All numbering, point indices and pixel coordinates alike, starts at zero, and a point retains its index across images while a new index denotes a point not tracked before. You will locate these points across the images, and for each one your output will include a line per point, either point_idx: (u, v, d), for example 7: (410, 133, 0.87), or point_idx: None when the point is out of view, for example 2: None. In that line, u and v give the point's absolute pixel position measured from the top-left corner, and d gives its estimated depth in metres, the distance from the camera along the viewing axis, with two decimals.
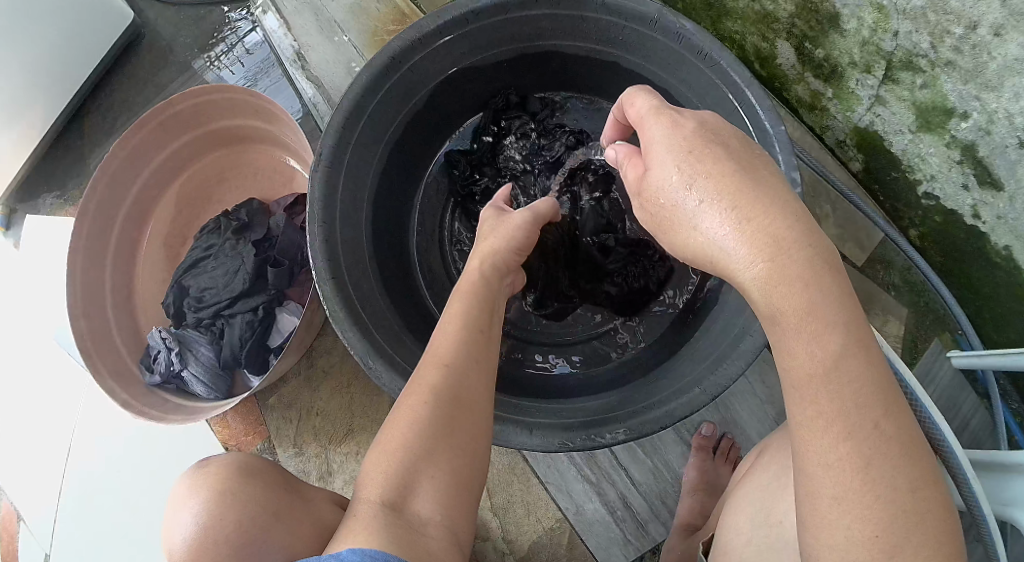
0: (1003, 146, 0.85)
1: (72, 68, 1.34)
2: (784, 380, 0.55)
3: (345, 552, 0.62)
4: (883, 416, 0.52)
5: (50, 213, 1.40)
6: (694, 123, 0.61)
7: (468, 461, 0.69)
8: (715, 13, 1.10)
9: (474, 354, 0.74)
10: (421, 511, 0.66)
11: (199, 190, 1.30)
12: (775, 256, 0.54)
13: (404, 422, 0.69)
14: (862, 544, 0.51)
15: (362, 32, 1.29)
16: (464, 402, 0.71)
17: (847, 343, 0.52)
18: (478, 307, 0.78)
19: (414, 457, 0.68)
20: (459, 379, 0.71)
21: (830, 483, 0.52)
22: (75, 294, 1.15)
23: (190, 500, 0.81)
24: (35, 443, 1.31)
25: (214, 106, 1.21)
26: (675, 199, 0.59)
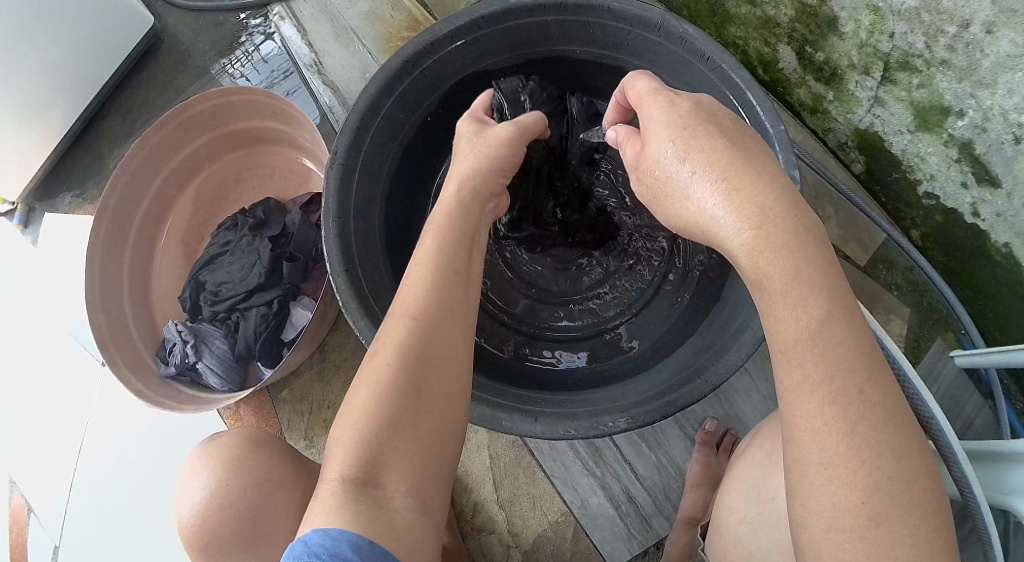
0: (1000, 143, 0.87)
1: (94, 70, 1.39)
2: (772, 347, 0.59)
3: (308, 535, 0.62)
4: (868, 383, 0.55)
5: (68, 212, 1.44)
6: (690, 103, 0.66)
7: (435, 428, 0.67)
8: (718, 19, 1.13)
9: (443, 308, 0.70)
10: (384, 481, 0.64)
11: (216, 190, 1.34)
12: (762, 224, 0.58)
13: (368, 387, 0.67)
14: (848, 510, 0.55)
15: (377, 38, 1.34)
16: (430, 365, 0.68)
17: (832, 308, 0.56)
18: (453, 244, 0.75)
19: (378, 425, 0.65)
20: (425, 340, 0.68)
21: (818, 449, 0.56)
22: (93, 290, 1.18)
23: (201, 468, 0.93)
24: (47, 436, 1.33)
25: (232, 108, 1.25)
26: (669, 170, 0.64)
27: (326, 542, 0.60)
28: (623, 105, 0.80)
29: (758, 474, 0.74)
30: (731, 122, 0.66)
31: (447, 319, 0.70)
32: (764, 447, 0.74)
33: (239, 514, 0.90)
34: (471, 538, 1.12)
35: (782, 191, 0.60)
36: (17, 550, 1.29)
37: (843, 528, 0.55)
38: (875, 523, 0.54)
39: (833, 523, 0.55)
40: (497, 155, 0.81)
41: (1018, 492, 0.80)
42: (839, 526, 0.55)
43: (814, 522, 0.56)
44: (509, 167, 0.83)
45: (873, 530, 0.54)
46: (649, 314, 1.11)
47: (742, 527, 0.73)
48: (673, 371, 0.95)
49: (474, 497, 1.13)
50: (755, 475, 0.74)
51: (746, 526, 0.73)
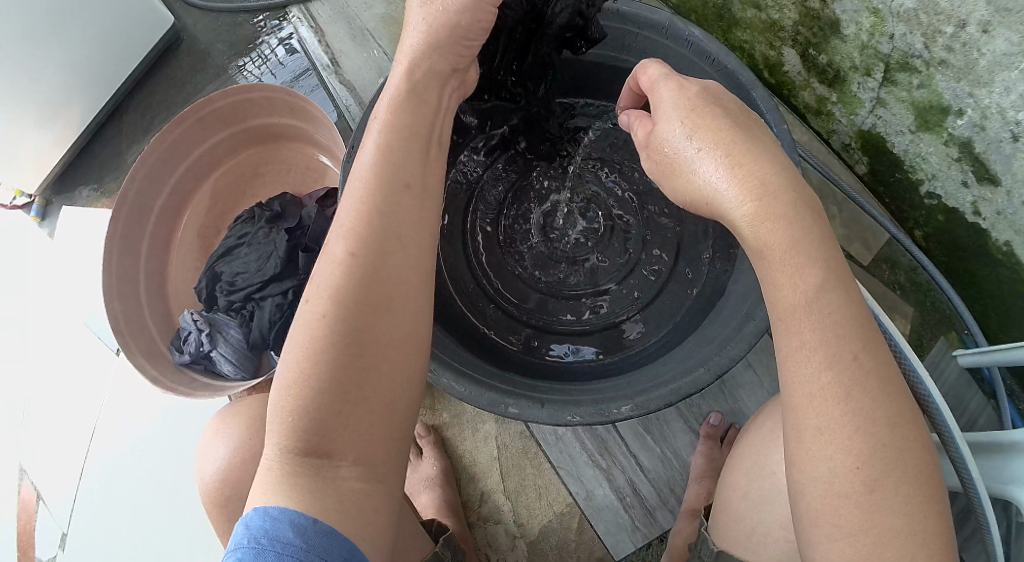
0: (998, 141, 0.90)
1: (114, 67, 1.43)
2: (772, 312, 0.63)
3: (249, 515, 0.63)
4: (863, 349, 0.60)
5: (85, 205, 1.48)
6: (698, 88, 0.70)
7: (381, 384, 0.66)
8: (726, 24, 1.16)
9: (382, 248, 0.68)
10: (331, 445, 0.64)
11: (234, 185, 1.37)
12: (762, 197, 0.62)
13: (304, 344, 0.65)
14: (843, 474, 0.58)
15: (393, 40, 1.38)
16: (368, 316, 0.66)
17: (826, 277, 0.61)
18: (402, 157, 0.72)
19: (317, 386, 0.64)
20: (362, 290, 0.66)
21: (814, 414, 0.60)
22: (110, 280, 1.21)
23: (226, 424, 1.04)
24: (59, 425, 1.35)
25: (251, 105, 1.29)
26: (677, 148, 0.68)
27: (265, 522, 0.62)
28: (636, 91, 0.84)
29: (760, 455, 0.77)
30: (737, 109, 0.69)
31: (382, 261, 0.67)
32: (767, 425, 0.78)
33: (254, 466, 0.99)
34: (478, 528, 1.13)
35: (782, 170, 0.64)
36: (26, 536, 1.31)
37: (838, 492, 0.59)
38: (870, 489, 0.58)
39: (829, 488, 0.59)
40: (456, 23, 0.76)
41: (1019, 481, 0.81)
42: (835, 490, 0.59)
43: (811, 487, 0.60)
44: (472, 33, 0.78)
45: (867, 496, 0.58)
46: (657, 306, 1.13)
47: (744, 503, 0.77)
48: (676, 363, 0.96)
49: (481, 487, 1.15)
50: (758, 453, 0.78)
51: (748, 501, 0.76)
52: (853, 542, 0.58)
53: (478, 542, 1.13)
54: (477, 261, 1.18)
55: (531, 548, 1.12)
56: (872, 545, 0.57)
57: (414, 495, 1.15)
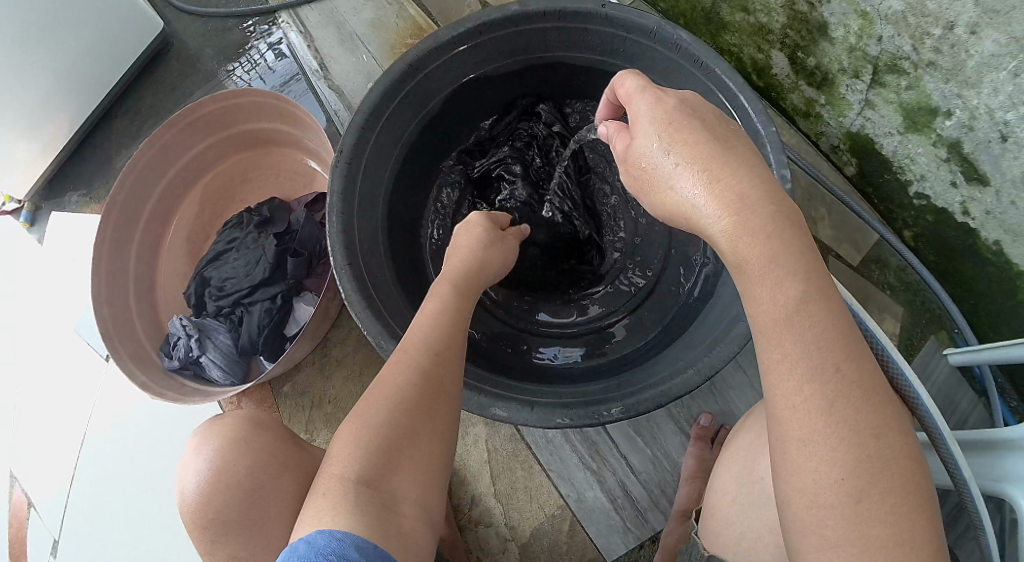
0: (987, 141, 0.91)
1: (104, 73, 1.42)
2: (753, 326, 0.63)
3: (312, 535, 0.65)
4: (844, 359, 0.60)
5: (75, 210, 1.47)
6: (676, 100, 0.71)
7: (437, 439, 0.75)
8: (714, 27, 1.17)
9: (455, 328, 0.81)
10: (393, 485, 0.71)
11: (223, 190, 1.37)
12: (740, 210, 0.63)
13: (381, 396, 0.75)
14: (829, 487, 0.59)
15: (382, 44, 1.38)
16: (440, 376, 0.76)
17: (807, 290, 0.61)
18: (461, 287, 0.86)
19: (389, 432, 0.73)
20: (435, 356, 0.77)
21: (799, 427, 0.60)
22: (100, 286, 1.20)
23: (204, 448, 0.90)
24: (50, 432, 1.34)
25: (241, 110, 1.29)
26: (656, 162, 0.69)
27: (331, 542, 0.64)
28: (613, 103, 0.85)
29: (748, 456, 0.77)
30: (715, 119, 0.70)
31: (453, 337, 0.80)
32: (753, 430, 0.79)
33: (244, 493, 0.86)
34: (468, 531, 1.13)
35: (762, 183, 0.65)
36: (17, 545, 1.30)
37: (822, 505, 0.59)
38: (856, 501, 0.58)
39: (815, 500, 0.59)
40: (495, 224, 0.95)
41: (1013, 480, 0.81)
42: (820, 503, 0.59)
43: (797, 498, 0.60)
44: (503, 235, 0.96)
45: (854, 508, 0.58)
46: (647, 307, 1.14)
47: (734, 507, 0.77)
48: (669, 364, 0.96)
49: (472, 490, 1.14)
50: (743, 456, 0.78)
51: (738, 506, 0.77)
52: (840, 552, 0.58)
53: (468, 545, 1.12)
54: None
55: (523, 551, 1.11)
56: (860, 553, 0.58)
57: None
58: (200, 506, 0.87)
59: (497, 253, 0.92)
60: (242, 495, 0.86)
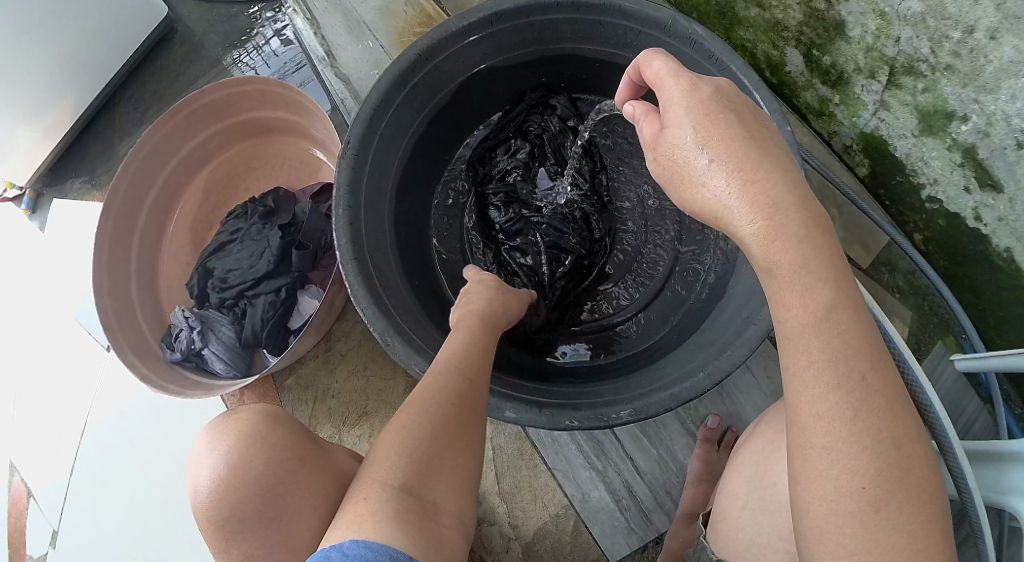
0: (1002, 148, 0.89)
1: (107, 58, 1.40)
2: (780, 333, 0.62)
3: (346, 545, 0.67)
4: (870, 369, 0.59)
5: (77, 198, 1.45)
6: (711, 89, 0.68)
7: (469, 450, 0.77)
8: (728, 22, 1.15)
9: (481, 349, 0.85)
10: (432, 494, 0.73)
11: (226, 179, 1.35)
12: (773, 215, 0.62)
13: (415, 407, 0.77)
14: (849, 495, 0.58)
15: (388, 32, 1.34)
16: (470, 392, 0.79)
17: (837, 298, 0.60)
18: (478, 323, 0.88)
19: (428, 442, 0.75)
20: (465, 373, 0.81)
21: (823, 434, 0.59)
22: (101, 277, 1.18)
23: (220, 443, 0.86)
24: (49, 422, 1.33)
25: (244, 98, 1.27)
26: (688, 155, 0.67)
27: (365, 551, 0.66)
28: (634, 83, 0.80)
29: (759, 462, 0.76)
30: (750, 115, 0.68)
31: (480, 356, 0.84)
32: (766, 435, 0.77)
33: (263, 490, 0.84)
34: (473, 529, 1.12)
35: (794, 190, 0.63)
36: (17, 534, 1.30)
37: (842, 513, 0.58)
38: (874, 510, 0.57)
39: (834, 507, 0.58)
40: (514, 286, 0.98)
41: (1017, 493, 0.80)
42: (840, 510, 0.58)
43: (815, 505, 0.59)
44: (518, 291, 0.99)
45: (872, 517, 0.57)
46: (658, 302, 1.13)
47: (743, 513, 0.75)
48: (678, 367, 0.95)
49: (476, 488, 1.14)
50: (755, 461, 0.77)
51: (747, 512, 0.75)
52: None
53: (472, 542, 1.11)
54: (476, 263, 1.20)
55: (526, 550, 1.11)
56: None
57: None
58: (217, 504, 0.84)
59: (512, 303, 0.97)
60: (262, 492, 0.84)
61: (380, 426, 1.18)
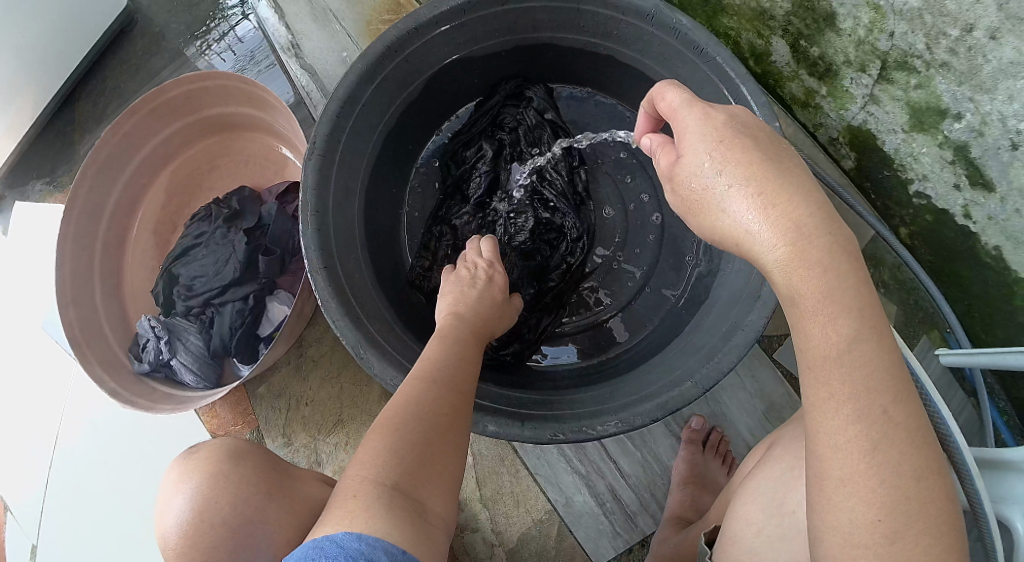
0: (996, 148, 0.87)
1: (66, 53, 1.32)
2: (802, 362, 0.59)
3: (339, 535, 0.61)
4: (891, 402, 0.55)
5: (39, 200, 1.39)
6: (725, 116, 0.65)
7: (461, 453, 0.72)
8: (710, 10, 1.10)
9: (470, 352, 0.80)
10: (423, 494, 0.67)
11: (190, 178, 1.29)
12: (797, 240, 0.58)
13: (407, 404, 0.72)
14: (864, 527, 0.55)
15: (357, 20, 1.28)
16: (465, 394, 0.75)
17: (861, 327, 0.56)
18: (469, 323, 0.84)
19: (421, 439, 0.69)
20: (457, 375, 0.76)
21: (841, 466, 0.56)
22: (63, 284, 1.14)
23: (182, 485, 0.85)
24: (21, 436, 1.28)
25: (205, 93, 1.20)
26: (706, 182, 0.63)
27: (361, 543, 0.60)
28: (654, 115, 0.75)
29: (767, 485, 0.73)
30: (769, 132, 0.66)
31: (470, 359, 0.79)
32: (780, 459, 0.73)
33: (232, 530, 0.83)
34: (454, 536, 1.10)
35: (809, 202, 0.59)
36: None
37: (856, 544, 0.55)
38: (889, 540, 0.54)
39: (849, 539, 0.55)
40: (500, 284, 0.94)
41: (1011, 501, 0.79)
42: (855, 541, 0.55)
43: (830, 535, 0.56)
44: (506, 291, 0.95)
45: (887, 547, 0.54)
46: (641, 299, 1.11)
47: (757, 538, 0.71)
48: (660, 376, 0.92)
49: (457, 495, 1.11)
50: (758, 486, 0.74)
51: (763, 538, 0.70)
52: None
53: (455, 550, 1.10)
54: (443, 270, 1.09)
55: (510, 555, 1.09)
56: None
57: None
58: (186, 547, 0.83)
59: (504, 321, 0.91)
60: (230, 534, 0.82)
61: (357, 434, 1.15)
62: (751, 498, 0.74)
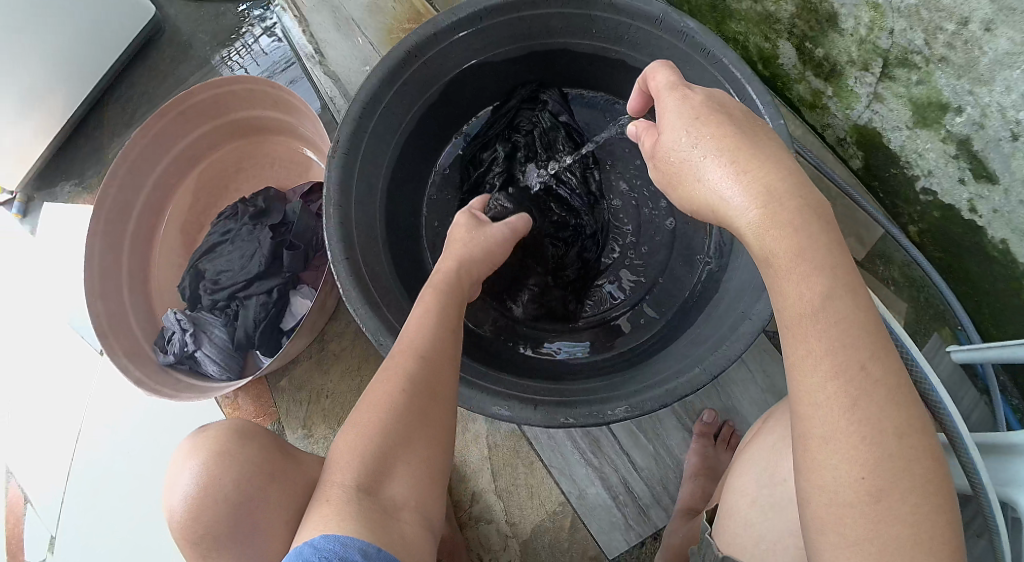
0: (997, 140, 0.89)
1: (96, 59, 1.39)
2: (779, 321, 0.62)
3: (316, 539, 0.66)
4: (870, 357, 0.59)
5: (67, 200, 1.44)
6: (703, 97, 0.70)
7: (434, 444, 0.75)
8: (718, 15, 1.14)
9: (451, 334, 0.79)
10: (393, 490, 0.71)
11: (216, 180, 1.34)
12: (768, 202, 0.62)
13: (379, 401, 0.74)
14: (849, 485, 0.58)
15: (379, 30, 1.33)
16: (439, 382, 0.76)
17: (833, 283, 0.59)
18: (453, 294, 0.84)
19: (390, 438, 0.73)
20: (433, 363, 0.76)
21: (822, 425, 0.59)
22: (92, 278, 1.18)
23: (190, 460, 0.87)
24: (42, 430, 1.32)
25: (233, 98, 1.26)
26: (684, 155, 0.68)
27: (336, 547, 0.65)
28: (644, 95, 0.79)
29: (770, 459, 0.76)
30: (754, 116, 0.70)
31: (450, 340, 0.79)
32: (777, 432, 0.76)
33: (236, 505, 0.85)
34: (469, 528, 1.12)
35: (788, 171, 0.63)
36: (14, 540, 1.28)
37: (842, 504, 0.59)
38: (874, 499, 0.58)
39: (835, 498, 0.59)
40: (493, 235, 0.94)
41: (1016, 484, 0.81)
42: (840, 501, 0.59)
43: (816, 494, 0.60)
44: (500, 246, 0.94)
45: (873, 506, 0.58)
46: (653, 295, 1.13)
47: (751, 509, 0.74)
48: (671, 364, 0.94)
49: (472, 487, 1.13)
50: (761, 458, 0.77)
51: (756, 508, 0.74)
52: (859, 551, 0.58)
53: (470, 542, 1.11)
54: None
55: (523, 548, 1.10)
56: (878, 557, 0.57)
57: None
58: (191, 524, 0.86)
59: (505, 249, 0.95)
60: (236, 507, 0.85)
61: None
62: (745, 470, 0.79)
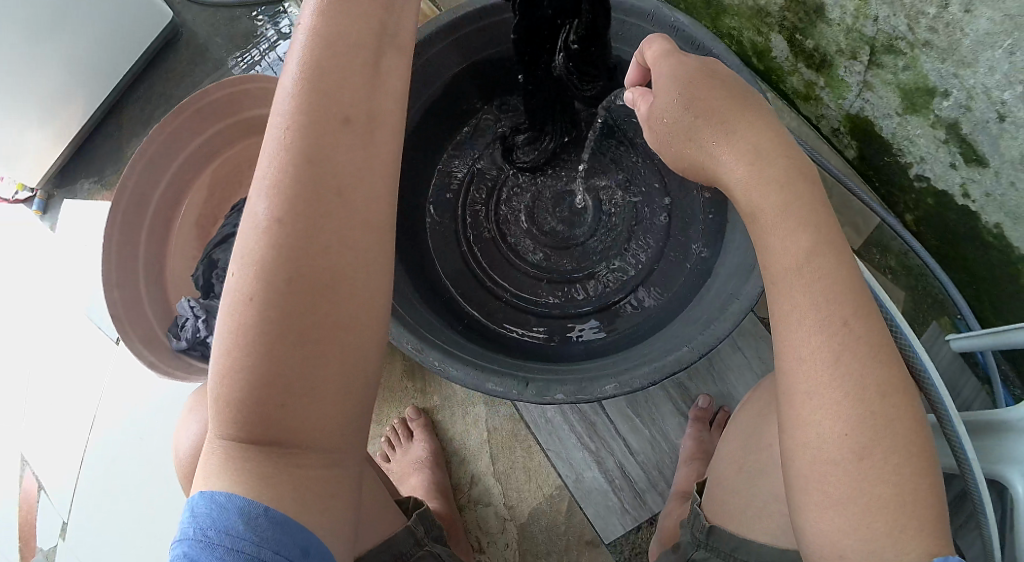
0: (984, 121, 0.91)
1: (115, 61, 1.45)
2: (767, 278, 0.65)
3: (195, 501, 0.59)
4: (852, 314, 0.61)
5: (86, 197, 1.50)
6: (697, 63, 0.73)
7: (330, 359, 0.59)
8: (713, 11, 1.17)
9: (316, 208, 0.58)
10: (285, 428, 0.58)
11: (230, 174, 1.38)
12: (754, 163, 0.65)
13: (233, 334, 0.58)
14: (833, 440, 0.60)
15: None
16: (315, 272, 0.58)
17: (815, 244, 0.62)
18: (330, 76, 0.59)
19: (262, 368, 0.57)
20: (297, 267, 0.57)
21: (804, 380, 0.61)
22: (109, 268, 1.23)
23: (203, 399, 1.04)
24: (56, 420, 1.37)
25: (246, 97, 1.31)
26: (676, 117, 0.71)
27: (211, 510, 0.58)
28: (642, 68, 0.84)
29: (760, 429, 0.78)
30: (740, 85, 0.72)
31: (321, 194, 0.58)
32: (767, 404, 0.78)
33: None
34: (468, 510, 1.15)
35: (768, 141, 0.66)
36: (29, 527, 1.33)
37: (828, 459, 0.60)
38: (857, 457, 0.59)
39: (818, 454, 0.61)
40: None
41: (1015, 461, 0.83)
42: (826, 455, 0.60)
43: (802, 450, 0.62)
44: None
45: (855, 463, 0.59)
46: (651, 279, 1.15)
47: (739, 477, 0.78)
48: (663, 344, 0.96)
49: (472, 470, 1.17)
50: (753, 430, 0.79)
51: (743, 475, 0.78)
52: (841, 508, 0.59)
53: (468, 523, 1.14)
54: (476, 264, 1.19)
55: (521, 530, 1.12)
56: (861, 510, 0.59)
57: (402, 476, 1.14)
58: (190, 458, 1.01)
59: None
60: None
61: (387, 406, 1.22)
62: (733, 437, 0.84)
